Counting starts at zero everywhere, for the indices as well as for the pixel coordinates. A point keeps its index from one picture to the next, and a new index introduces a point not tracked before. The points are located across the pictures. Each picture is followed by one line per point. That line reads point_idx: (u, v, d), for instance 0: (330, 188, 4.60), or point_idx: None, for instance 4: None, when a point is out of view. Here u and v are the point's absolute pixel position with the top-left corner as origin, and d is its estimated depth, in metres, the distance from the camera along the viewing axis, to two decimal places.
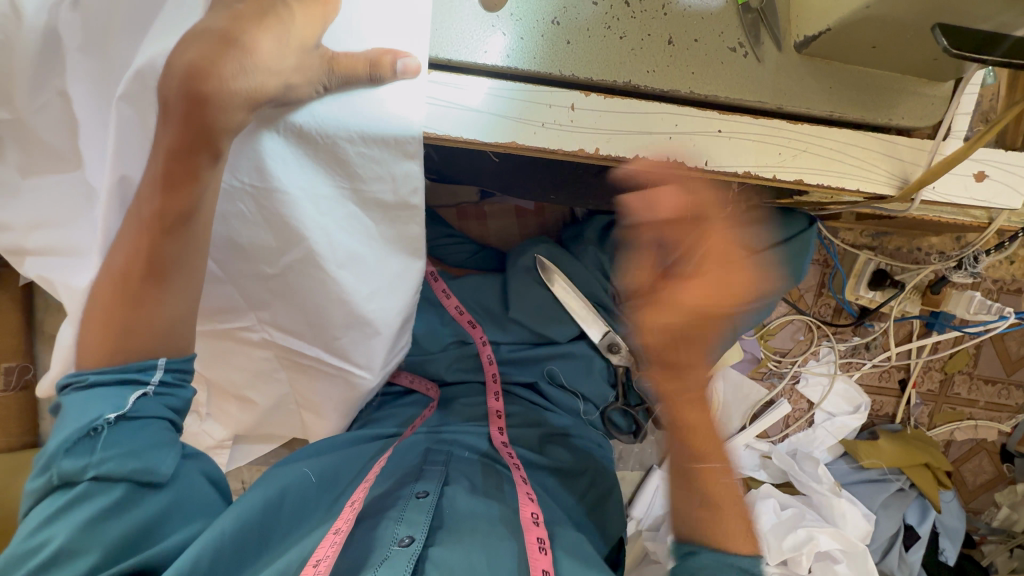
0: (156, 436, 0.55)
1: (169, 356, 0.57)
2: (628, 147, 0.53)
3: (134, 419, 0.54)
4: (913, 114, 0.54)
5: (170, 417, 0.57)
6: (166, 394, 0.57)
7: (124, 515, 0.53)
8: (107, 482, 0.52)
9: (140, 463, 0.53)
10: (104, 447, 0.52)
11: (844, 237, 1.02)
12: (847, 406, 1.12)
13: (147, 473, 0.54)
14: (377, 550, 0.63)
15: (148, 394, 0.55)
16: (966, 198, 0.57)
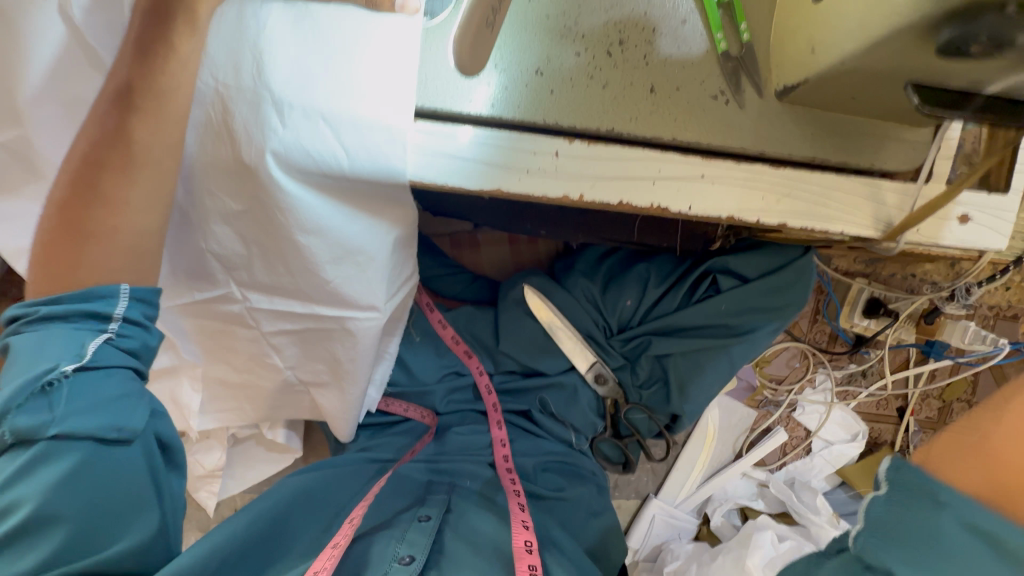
0: (123, 385, 0.53)
1: (134, 286, 0.54)
2: (612, 194, 0.53)
3: (97, 369, 0.51)
4: (896, 159, 0.55)
5: (133, 366, 0.54)
6: (129, 337, 0.54)
7: (90, 470, 0.51)
8: (72, 437, 0.50)
9: (107, 419, 0.51)
10: (70, 399, 0.49)
11: (838, 265, 1.02)
12: (845, 434, 1.11)
13: (113, 428, 0.51)
14: (376, 565, 0.64)
15: (110, 339, 0.52)
16: (950, 240, 0.57)
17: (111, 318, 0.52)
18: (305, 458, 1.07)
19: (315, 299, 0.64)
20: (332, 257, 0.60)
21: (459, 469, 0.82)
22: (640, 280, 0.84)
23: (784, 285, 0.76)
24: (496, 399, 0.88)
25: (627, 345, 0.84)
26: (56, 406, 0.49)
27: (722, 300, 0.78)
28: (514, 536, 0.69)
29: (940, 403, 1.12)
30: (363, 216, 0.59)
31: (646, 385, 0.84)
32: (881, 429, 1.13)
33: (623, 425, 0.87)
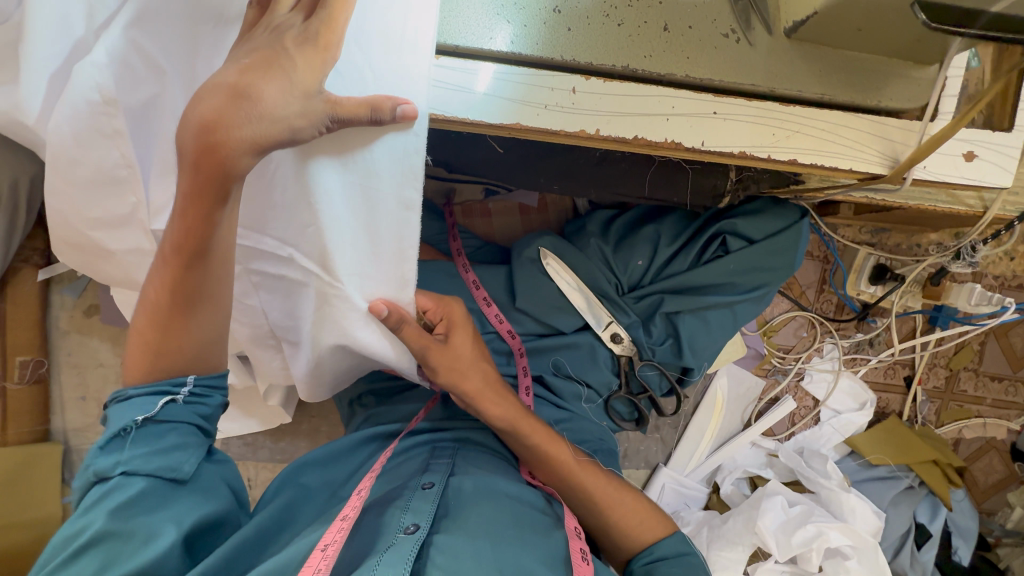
0: (181, 438, 0.56)
1: (201, 373, 0.59)
2: (628, 129, 0.55)
3: (159, 423, 0.56)
4: (901, 96, 0.57)
5: (197, 423, 0.58)
6: (196, 401, 0.58)
7: (147, 507, 0.53)
8: (133, 477, 0.53)
9: (163, 461, 0.54)
10: (131, 447, 0.54)
11: (844, 233, 1.04)
12: (853, 403, 1.12)
13: (168, 471, 0.55)
14: (383, 537, 0.62)
15: (177, 401, 0.57)
16: (956, 176, 0.59)
17: (180, 388, 0.57)
18: (316, 428, 1.08)
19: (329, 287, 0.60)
20: (347, 216, 0.56)
21: (468, 430, 0.83)
22: (651, 241, 0.86)
23: (783, 248, 0.80)
24: (527, 364, 0.86)
25: (640, 302, 0.86)
26: (129, 447, 0.54)
27: (731, 261, 0.81)
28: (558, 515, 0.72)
29: (947, 372, 1.13)
30: (378, 171, 0.54)
31: (659, 342, 0.86)
32: (889, 399, 1.14)
33: (635, 382, 0.89)
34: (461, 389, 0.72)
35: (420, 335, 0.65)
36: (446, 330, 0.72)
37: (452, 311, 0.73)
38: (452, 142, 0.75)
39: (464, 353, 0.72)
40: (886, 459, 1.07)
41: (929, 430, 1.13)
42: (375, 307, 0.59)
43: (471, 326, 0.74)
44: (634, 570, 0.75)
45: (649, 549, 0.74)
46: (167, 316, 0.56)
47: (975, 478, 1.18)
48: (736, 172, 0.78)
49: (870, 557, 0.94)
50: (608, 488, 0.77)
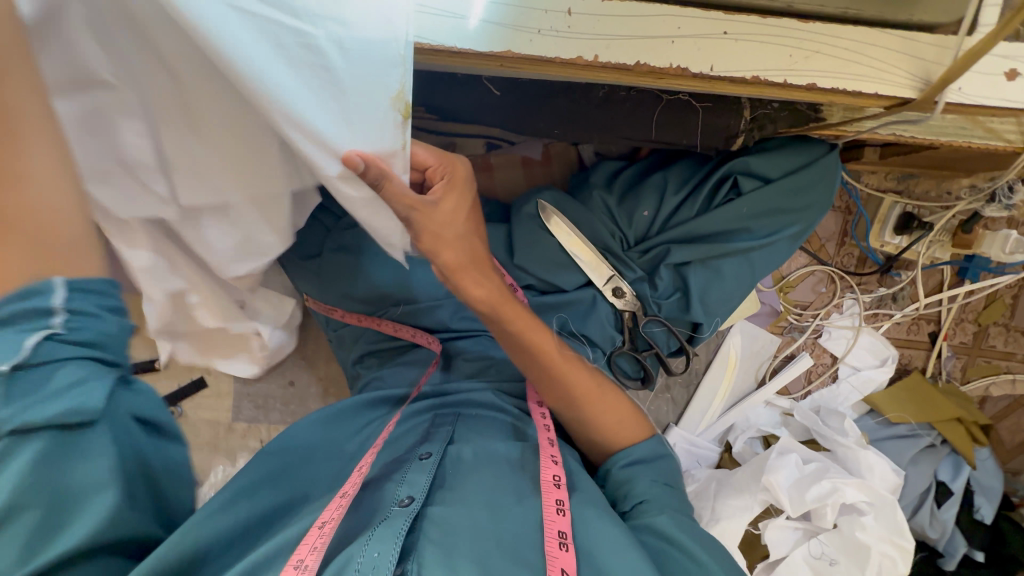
0: (74, 384, 0.44)
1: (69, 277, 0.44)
2: (630, 54, 0.51)
3: (37, 365, 0.42)
4: (937, 8, 0.51)
5: (92, 355, 0.45)
6: (85, 318, 0.45)
7: (50, 469, 0.44)
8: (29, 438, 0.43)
9: (64, 405, 0.43)
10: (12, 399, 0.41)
11: (868, 180, 0.97)
12: (873, 360, 1.08)
13: (74, 416, 0.43)
14: (380, 512, 0.63)
15: (52, 337, 0.43)
16: (996, 99, 0.53)
17: (50, 311, 0.43)
18: (324, 391, 1.09)
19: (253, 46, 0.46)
20: None
21: (471, 392, 0.82)
22: (658, 189, 0.83)
23: (805, 185, 0.77)
24: None
25: (646, 255, 0.84)
26: (5, 405, 0.41)
27: (744, 203, 0.77)
28: (541, 469, 0.69)
29: (976, 327, 1.07)
30: None
31: (666, 296, 0.83)
32: (912, 355, 1.10)
33: (640, 339, 0.86)
34: (439, 260, 0.63)
35: (406, 195, 0.55)
36: (444, 190, 0.60)
37: (455, 170, 0.61)
38: (445, 85, 0.72)
39: (453, 222, 0.62)
40: (907, 417, 1.04)
41: (953, 386, 1.08)
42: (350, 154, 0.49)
43: (473, 188, 0.63)
44: (612, 470, 0.74)
45: (628, 451, 0.74)
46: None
47: (1001, 436, 1.14)
48: (751, 111, 0.70)
49: (888, 513, 0.92)
50: (594, 387, 0.74)
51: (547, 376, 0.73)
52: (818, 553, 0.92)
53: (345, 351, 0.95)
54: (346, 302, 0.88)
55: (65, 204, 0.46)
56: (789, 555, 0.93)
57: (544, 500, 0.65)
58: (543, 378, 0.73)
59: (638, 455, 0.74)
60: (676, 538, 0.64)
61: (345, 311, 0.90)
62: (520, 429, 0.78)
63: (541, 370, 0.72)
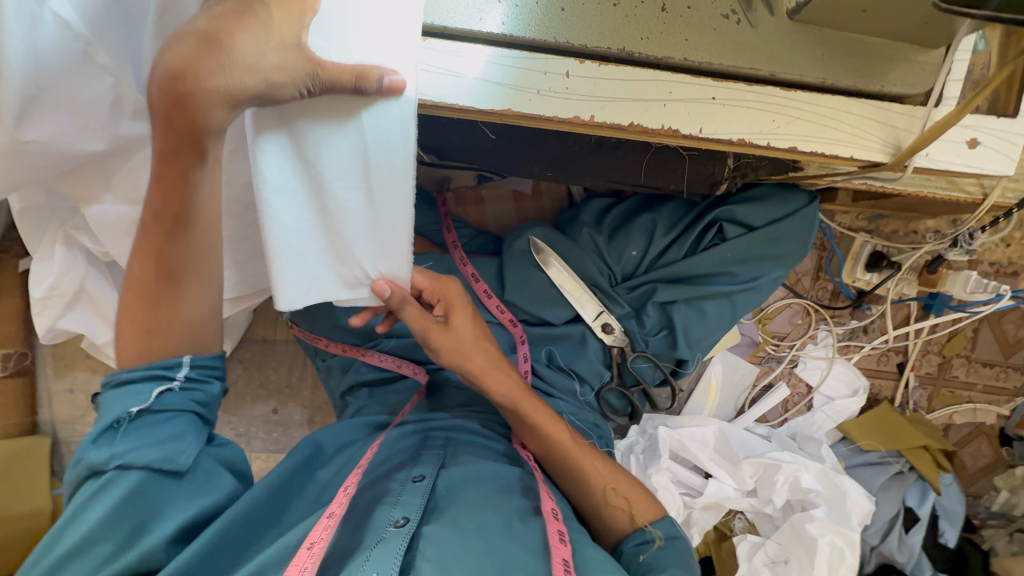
0: (179, 427, 0.59)
1: (194, 355, 0.62)
2: (622, 115, 0.53)
3: (152, 416, 0.58)
4: (905, 81, 0.55)
5: (196, 412, 0.62)
6: (192, 389, 0.61)
7: (146, 503, 0.57)
8: (129, 470, 0.56)
9: (155, 454, 0.57)
10: (132, 439, 0.57)
11: (841, 220, 1.02)
12: (846, 390, 1.13)
13: (167, 463, 0.57)
14: (374, 530, 0.63)
15: (174, 389, 0.60)
16: (958, 164, 0.57)
17: (175, 377, 0.60)
18: (309, 419, 1.07)
19: (284, 89, 0.48)
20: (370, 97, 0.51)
21: (460, 418, 0.83)
22: (646, 230, 0.85)
23: (784, 236, 0.80)
24: (528, 352, 0.86)
25: (633, 292, 0.86)
26: (125, 441, 0.56)
27: (727, 249, 0.81)
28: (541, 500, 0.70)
29: (940, 359, 1.13)
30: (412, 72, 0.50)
31: (653, 333, 0.86)
32: (881, 384, 1.15)
33: (628, 375, 0.88)
34: (464, 370, 0.72)
35: (419, 315, 0.68)
36: (445, 310, 0.73)
37: (449, 292, 0.73)
38: (441, 126, 0.73)
39: (465, 334, 0.72)
40: (877, 444, 1.09)
41: (920, 415, 1.14)
42: (378, 288, 0.58)
43: (470, 305, 0.75)
44: (624, 549, 0.74)
45: (643, 529, 0.74)
46: (148, 292, 0.58)
47: (963, 462, 1.20)
48: (734, 159, 0.73)
49: (838, 506, 0.98)
50: (600, 467, 0.77)
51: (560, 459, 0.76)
52: (773, 555, 0.98)
53: (334, 381, 0.94)
54: (333, 331, 0.88)
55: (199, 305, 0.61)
56: (750, 565, 0.99)
57: (545, 528, 0.66)
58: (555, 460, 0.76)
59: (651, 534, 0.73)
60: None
61: (330, 340, 0.90)
62: (512, 456, 0.80)
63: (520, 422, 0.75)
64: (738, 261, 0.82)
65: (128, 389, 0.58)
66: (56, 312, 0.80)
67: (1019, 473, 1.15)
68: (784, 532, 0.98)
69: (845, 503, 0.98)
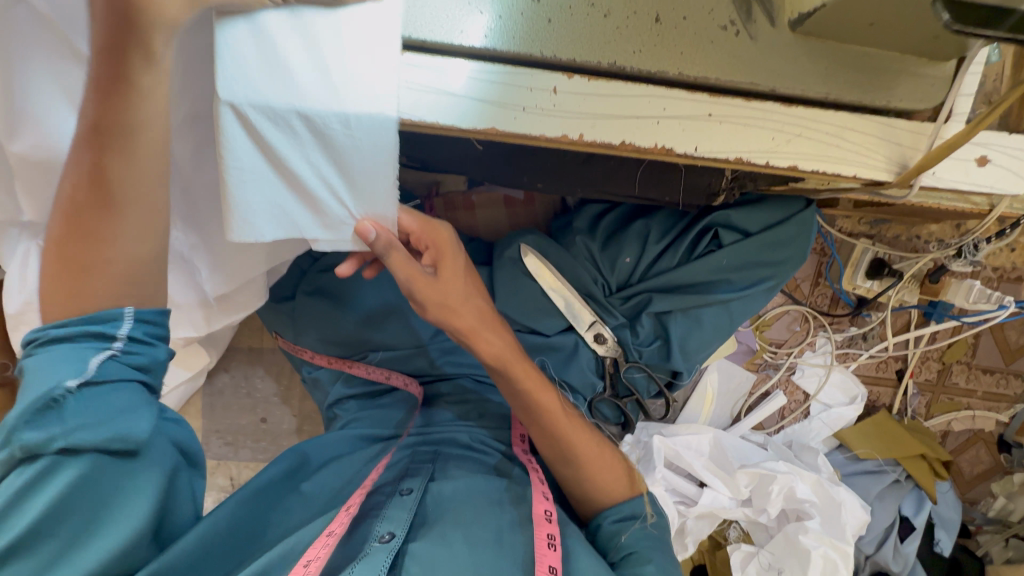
0: (129, 400, 0.51)
1: (138, 306, 0.53)
2: (613, 133, 0.50)
3: (93, 388, 0.49)
4: (913, 96, 0.52)
5: (143, 379, 0.54)
6: (135, 353, 0.53)
7: (97, 490, 0.50)
8: (75, 454, 0.49)
9: (106, 434, 0.49)
10: (70, 418, 0.48)
11: (842, 226, 0.99)
12: (843, 397, 1.11)
13: (116, 441, 0.50)
14: (359, 547, 0.62)
15: (116, 354, 0.51)
16: (967, 183, 0.55)
17: (116, 339, 0.51)
18: (299, 428, 1.06)
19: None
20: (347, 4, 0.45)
21: (451, 433, 0.81)
22: (640, 237, 0.83)
23: (782, 242, 0.77)
24: None
25: (627, 303, 0.84)
26: (62, 422, 0.48)
27: (725, 255, 0.78)
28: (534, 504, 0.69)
29: (940, 366, 1.11)
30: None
31: (646, 343, 0.84)
32: (879, 391, 1.14)
33: (622, 385, 0.86)
34: (451, 327, 0.67)
35: (407, 263, 0.58)
36: (433, 260, 0.65)
37: (438, 237, 0.65)
38: (427, 137, 0.70)
39: (455, 288, 0.66)
40: (875, 453, 1.07)
41: (918, 423, 1.12)
42: (361, 229, 0.51)
43: (461, 251, 0.67)
44: (602, 525, 0.74)
45: (620, 506, 0.74)
46: (84, 222, 0.50)
47: (961, 468, 1.19)
48: (733, 171, 0.70)
49: (833, 515, 0.96)
50: (590, 445, 0.75)
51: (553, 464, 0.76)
52: (767, 564, 0.97)
53: (321, 394, 0.92)
54: (320, 345, 0.86)
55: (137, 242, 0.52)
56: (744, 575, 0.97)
57: (535, 534, 0.65)
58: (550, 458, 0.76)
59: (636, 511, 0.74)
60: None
61: (316, 352, 0.88)
62: (502, 470, 0.77)
63: (527, 413, 0.73)
64: (737, 262, 0.79)
65: (65, 354, 0.49)
66: (32, 329, 0.77)
67: (1017, 480, 1.14)
68: (778, 541, 0.97)
69: (840, 514, 0.96)
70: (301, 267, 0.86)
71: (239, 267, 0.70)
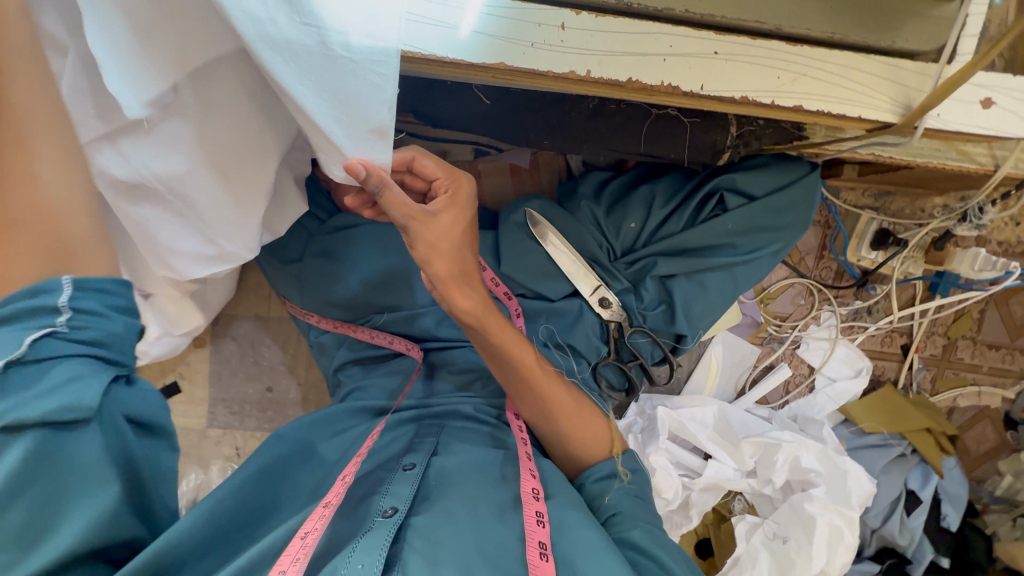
0: (71, 370, 0.45)
1: (78, 275, 0.47)
2: (622, 70, 0.51)
3: (38, 362, 0.44)
4: (916, 37, 0.53)
5: (92, 353, 0.47)
6: (81, 327, 0.46)
7: (83, 474, 0.46)
8: (22, 430, 0.43)
9: (60, 399, 0.44)
10: (13, 390, 0.43)
11: (846, 198, 0.99)
12: (848, 371, 1.10)
13: (68, 411, 0.44)
14: (362, 524, 0.62)
15: (57, 332, 0.45)
16: (971, 125, 0.55)
17: (57, 310, 0.45)
18: (304, 398, 1.06)
19: None
20: None
21: (455, 402, 0.82)
22: (645, 202, 0.84)
23: (784, 206, 0.78)
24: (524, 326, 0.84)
25: (632, 267, 0.84)
26: (7, 395, 0.43)
27: (728, 220, 0.79)
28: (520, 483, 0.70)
29: (945, 340, 1.11)
30: None
31: (651, 307, 0.84)
32: (885, 366, 1.13)
33: (626, 350, 0.87)
34: (431, 271, 0.63)
35: (403, 202, 0.57)
36: (444, 203, 0.63)
37: (460, 185, 0.65)
38: (435, 92, 0.71)
39: (450, 235, 0.63)
40: (880, 427, 1.07)
41: (924, 398, 1.12)
42: (353, 167, 0.50)
43: (472, 210, 0.66)
44: (585, 485, 0.76)
45: (600, 465, 0.76)
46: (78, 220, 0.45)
47: (967, 445, 1.18)
48: (737, 127, 0.71)
49: (836, 485, 0.96)
50: (569, 402, 0.76)
51: (542, 427, 0.76)
52: (772, 534, 0.97)
53: (327, 359, 0.92)
54: (326, 307, 0.87)
55: (107, 233, 0.51)
56: (749, 544, 0.97)
57: (523, 513, 0.66)
58: (540, 420, 0.76)
59: (614, 473, 0.75)
60: (651, 555, 0.65)
61: (322, 317, 0.89)
62: (500, 440, 0.78)
63: (513, 375, 0.72)
64: (741, 228, 0.79)
65: (2, 326, 0.44)
66: None
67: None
68: (783, 511, 0.97)
69: (846, 483, 0.96)
70: (309, 229, 0.87)
71: (217, 210, 0.66)
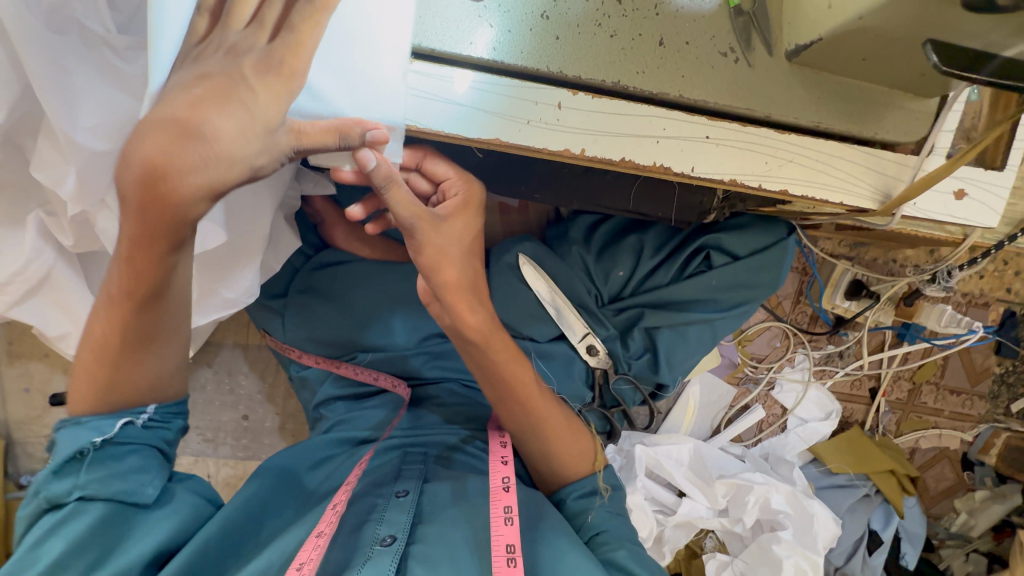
0: (143, 461, 0.57)
1: (161, 403, 0.60)
2: (614, 150, 0.52)
3: (122, 444, 0.56)
4: (898, 129, 0.54)
5: (158, 445, 0.59)
6: (159, 427, 0.59)
7: (109, 533, 0.54)
8: (90, 501, 0.54)
9: (116, 487, 0.55)
10: (87, 471, 0.55)
11: (824, 246, 1.03)
12: (819, 412, 1.14)
13: (127, 494, 0.55)
14: (357, 553, 0.61)
15: (136, 423, 0.57)
16: (944, 214, 0.58)
17: (142, 412, 0.58)
18: (280, 427, 1.04)
19: None
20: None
21: (437, 436, 0.80)
22: (633, 251, 0.85)
23: (769, 266, 0.79)
24: None
25: (619, 315, 0.85)
26: (87, 470, 0.55)
27: (713, 276, 0.80)
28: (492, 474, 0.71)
29: (911, 385, 1.15)
30: None
31: (636, 355, 0.85)
32: (853, 409, 1.17)
33: (610, 396, 0.88)
34: (437, 279, 0.61)
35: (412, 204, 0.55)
36: (453, 208, 0.62)
37: (470, 190, 0.64)
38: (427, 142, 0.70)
39: (458, 239, 0.62)
40: (846, 467, 1.11)
41: (887, 440, 1.16)
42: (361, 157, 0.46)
43: (481, 220, 0.65)
44: (566, 501, 0.75)
45: (584, 483, 0.75)
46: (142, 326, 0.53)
47: (926, 483, 1.23)
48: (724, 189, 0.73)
49: (804, 528, 0.99)
50: (558, 417, 0.74)
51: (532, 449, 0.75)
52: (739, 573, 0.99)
53: (307, 393, 0.91)
54: (308, 343, 0.85)
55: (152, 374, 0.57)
56: None
57: (493, 509, 0.66)
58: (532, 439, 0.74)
59: (596, 489, 0.75)
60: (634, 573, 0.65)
61: (303, 351, 0.87)
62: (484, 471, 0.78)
63: (503, 392, 0.71)
64: (723, 287, 0.81)
65: (90, 426, 0.56)
66: (14, 297, 0.75)
67: (978, 497, 1.19)
68: (752, 551, 0.99)
69: (813, 525, 0.99)
70: (294, 264, 0.86)
71: (216, 257, 0.73)
